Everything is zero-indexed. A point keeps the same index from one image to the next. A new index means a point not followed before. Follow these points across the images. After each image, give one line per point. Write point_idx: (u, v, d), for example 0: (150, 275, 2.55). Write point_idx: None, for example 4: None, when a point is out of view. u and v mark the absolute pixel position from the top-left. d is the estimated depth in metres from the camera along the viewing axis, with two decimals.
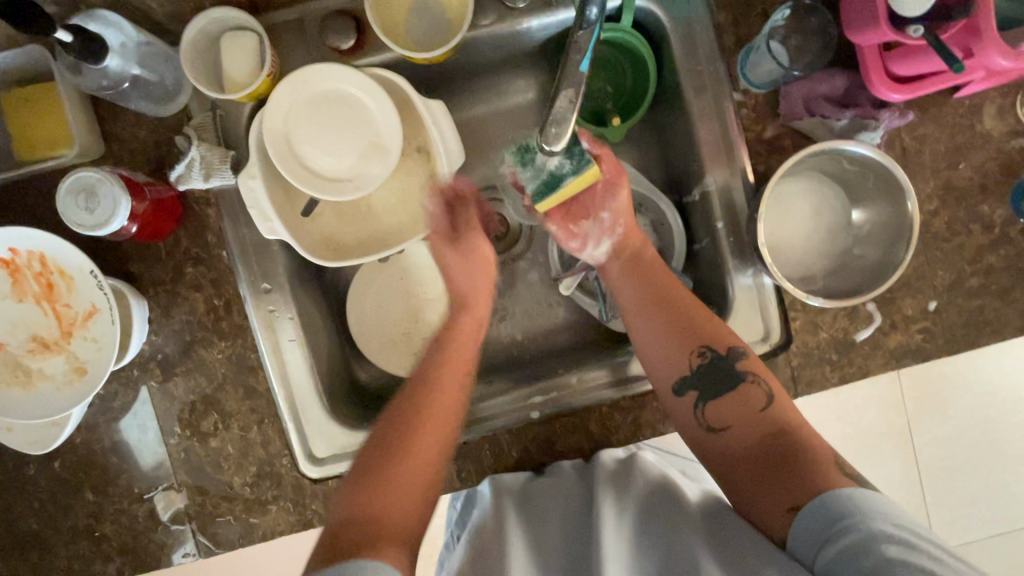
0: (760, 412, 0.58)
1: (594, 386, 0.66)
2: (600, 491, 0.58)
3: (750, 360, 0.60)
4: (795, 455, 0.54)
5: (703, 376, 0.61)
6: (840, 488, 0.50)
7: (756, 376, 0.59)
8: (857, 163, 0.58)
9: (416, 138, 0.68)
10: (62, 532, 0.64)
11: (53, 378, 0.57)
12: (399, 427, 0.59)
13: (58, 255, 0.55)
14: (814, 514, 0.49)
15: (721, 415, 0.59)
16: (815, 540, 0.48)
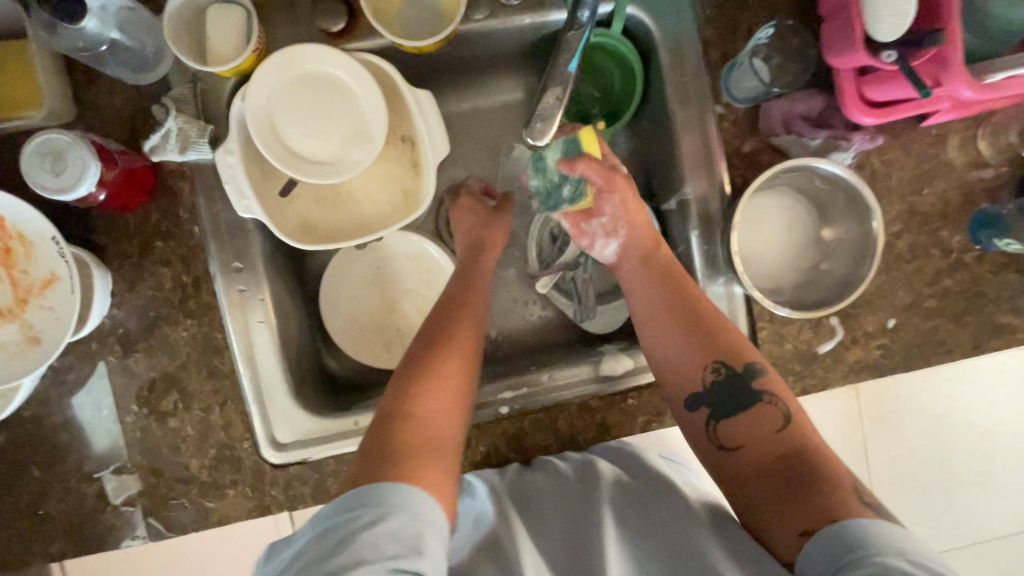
0: (775, 435, 0.54)
1: (576, 383, 0.67)
2: (601, 496, 0.58)
3: (768, 380, 0.58)
4: (809, 475, 0.51)
5: (719, 392, 0.59)
6: (853, 518, 0.46)
7: (773, 397, 0.56)
8: (828, 181, 0.61)
9: (401, 127, 0.67)
10: (1, 511, 0.61)
11: (5, 347, 0.54)
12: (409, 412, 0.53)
13: (19, 219, 0.53)
14: (823, 543, 0.46)
15: (733, 433, 0.56)
16: (825, 565, 0.45)
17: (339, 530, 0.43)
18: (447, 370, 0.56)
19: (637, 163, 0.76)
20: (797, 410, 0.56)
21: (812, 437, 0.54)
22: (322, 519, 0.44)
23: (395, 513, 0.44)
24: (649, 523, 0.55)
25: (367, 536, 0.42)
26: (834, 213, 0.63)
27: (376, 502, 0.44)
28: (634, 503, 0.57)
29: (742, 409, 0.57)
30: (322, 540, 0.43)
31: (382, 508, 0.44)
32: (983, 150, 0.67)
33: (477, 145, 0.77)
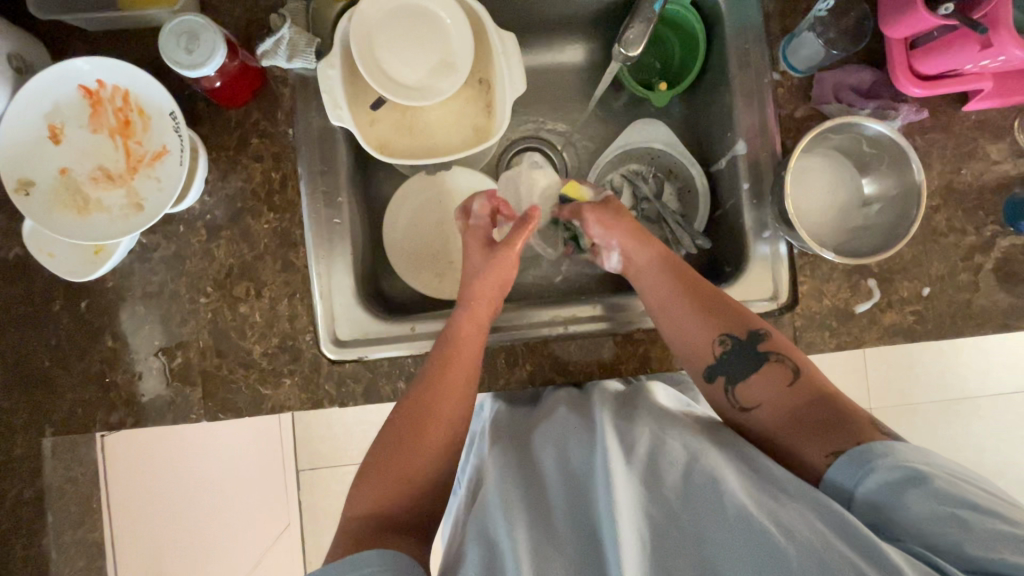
0: (789, 391, 0.55)
1: (586, 322, 0.70)
2: (600, 414, 0.57)
3: (772, 341, 0.59)
4: (826, 414, 0.52)
5: (730, 363, 0.59)
6: (867, 439, 0.49)
7: (779, 354, 0.58)
8: (874, 144, 0.66)
9: (480, 69, 0.73)
10: (72, 374, 0.64)
11: (110, 209, 0.59)
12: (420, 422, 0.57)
13: (144, 95, 0.59)
14: (852, 456, 0.48)
15: (750, 393, 0.57)
16: (855, 475, 0.48)
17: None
18: (444, 408, 0.58)
19: (690, 131, 0.82)
20: (802, 362, 0.57)
21: (823, 378, 0.56)
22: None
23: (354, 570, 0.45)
24: (658, 438, 0.54)
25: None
26: (874, 171, 0.68)
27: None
28: (639, 422, 0.55)
29: (754, 372, 0.57)
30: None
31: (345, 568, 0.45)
32: (1020, 138, 0.72)
33: (542, 102, 0.83)
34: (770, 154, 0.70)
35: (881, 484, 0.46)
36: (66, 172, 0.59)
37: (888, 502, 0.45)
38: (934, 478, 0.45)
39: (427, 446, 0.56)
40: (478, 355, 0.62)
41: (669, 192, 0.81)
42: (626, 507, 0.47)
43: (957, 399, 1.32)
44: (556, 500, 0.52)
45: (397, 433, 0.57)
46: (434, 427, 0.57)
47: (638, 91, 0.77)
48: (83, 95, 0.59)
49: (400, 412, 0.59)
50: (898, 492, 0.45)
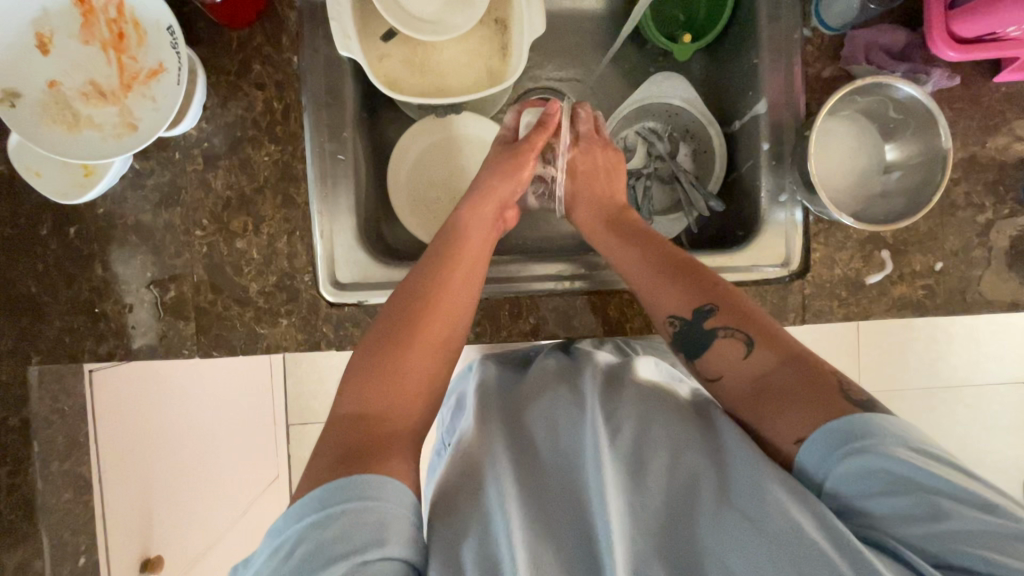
0: (737, 368, 0.53)
1: (591, 279, 0.69)
2: (589, 393, 0.56)
3: (720, 315, 0.56)
4: (784, 390, 0.49)
5: (681, 340, 0.58)
6: (850, 413, 0.46)
7: (731, 328, 0.55)
8: (901, 108, 0.63)
9: (497, 10, 0.70)
10: (61, 301, 0.62)
11: (100, 127, 0.56)
12: (405, 335, 0.57)
13: (140, 6, 0.55)
14: (826, 435, 0.45)
15: (710, 366, 0.55)
16: (823, 457, 0.45)
17: (322, 512, 0.43)
18: (435, 327, 0.58)
19: (710, 90, 0.79)
20: (760, 335, 0.53)
21: (787, 346, 0.52)
22: (281, 532, 0.43)
23: (370, 504, 0.43)
24: (644, 421, 0.53)
25: (340, 525, 0.42)
26: (899, 138, 0.66)
27: (335, 499, 0.43)
28: (625, 403, 0.55)
29: (705, 349, 0.56)
30: (316, 533, 0.42)
31: (362, 494, 0.44)
32: None
33: (558, 49, 0.80)
34: (794, 115, 0.68)
35: (865, 465, 0.42)
36: (55, 86, 0.55)
37: (859, 488, 0.43)
38: (914, 461, 0.42)
39: (411, 364, 0.55)
40: (471, 282, 0.62)
41: (684, 152, 0.79)
42: (615, 492, 0.46)
43: (945, 386, 1.32)
44: (546, 478, 0.50)
45: (386, 344, 0.56)
46: (428, 341, 0.57)
47: (659, 41, 0.74)
48: (74, 3, 0.55)
49: (384, 326, 0.58)
50: (865, 477, 0.42)
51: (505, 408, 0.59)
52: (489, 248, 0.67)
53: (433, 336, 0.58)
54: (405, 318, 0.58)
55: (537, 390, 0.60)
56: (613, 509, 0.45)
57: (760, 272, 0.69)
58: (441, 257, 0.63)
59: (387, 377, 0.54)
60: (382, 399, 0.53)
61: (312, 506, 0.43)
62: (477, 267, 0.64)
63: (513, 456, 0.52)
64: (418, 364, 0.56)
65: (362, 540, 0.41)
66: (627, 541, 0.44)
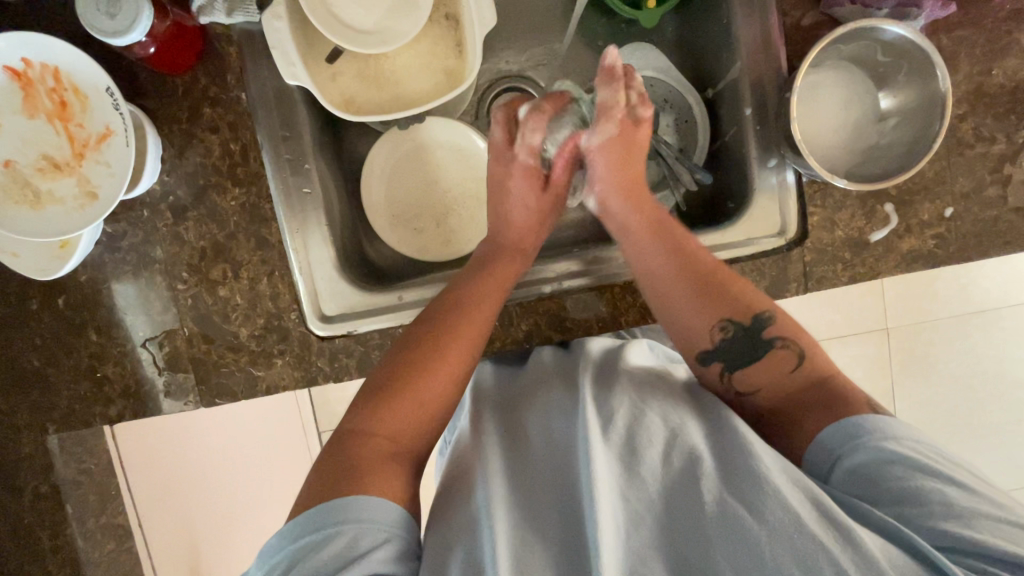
0: (789, 378, 0.54)
1: (584, 275, 0.66)
2: (580, 381, 0.55)
3: (777, 325, 0.56)
4: (830, 396, 0.51)
5: (728, 350, 0.57)
6: (856, 415, 0.49)
7: (785, 341, 0.56)
8: (891, 50, 0.58)
9: (445, 5, 0.67)
10: (63, 371, 0.63)
11: (62, 201, 0.55)
12: (420, 348, 0.57)
13: (75, 70, 0.54)
14: (836, 433, 0.48)
15: (749, 378, 0.56)
16: (845, 446, 0.47)
17: (316, 534, 0.44)
18: (457, 344, 0.57)
19: (685, 53, 0.74)
20: (811, 350, 0.55)
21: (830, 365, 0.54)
22: (280, 548, 0.45)
23: (365, 527, 0.45)
24: (638, 408, 0.51)
25: (336, 546, 0.44)
26: (892, 82, 0.61)
27: (333, 519, 0.45)
28: (617, 387, 0.54)
29: (757, 358, 0.55)
30: (314, 554, 0.43)
31: (358, 517, 0.45)
32: None
33: (518, 32, 0.75)
34: (775, 72, 0.63)
35: (872, 458, 0.46)
36: (10, 165, 0.55)
37: (876, 474, 0.45)
38: (915, 454, 0.45)
39: (428, 385, 0.55)
40: (496, 296, 0.62)
41: (665, 124, 0.75)
42: (604, 486, 0.45)
43: (981, 310, 1.24)
44: (537, 475, 0.50)
45: (403, 359, 0.56)
46: (449, 358, 0.56)
47: (622, 8, 0.68)
48: (10, 77, 0.54)
49: (404, 342, 0.58)
50: (875, 469, 0.45)
51: (503, 404, 0.59)
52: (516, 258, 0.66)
53: (457, 350, 0.57)
54: (430, 336, 0.57)
55: (533, 391, 0.58)
56: (602, 503, 0.44)
57: (756, 246, 0.65)
58: (471, 280, 0.63)
59: (406, 395, 0.54)
60: (396, 423, 0.53)
61: (308, 524, 0.45)
62: (506, 286, 0.63)
63: (508, 458, 0.51)
64: (434, 384, 0.55)
65: (356, 562, 0.43)
66: (617, 532, 0.44)
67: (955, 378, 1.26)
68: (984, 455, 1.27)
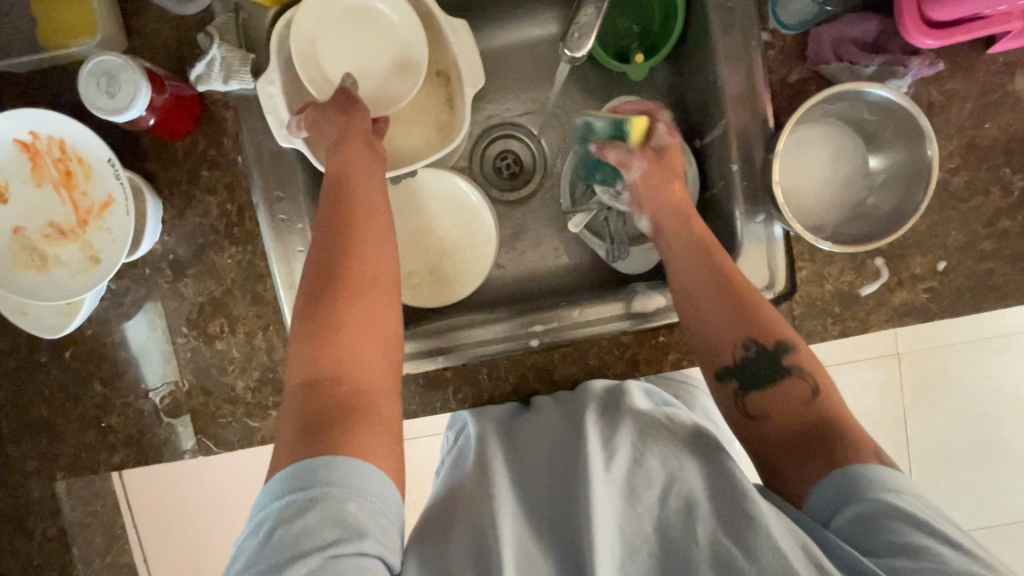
0: (801, 409, 0.53)
1: (589, 321, 0.67)
2: (586, 417, 0.57)
3: (800, 356, 0.56)
4: (832, 439, 0.50)
5: (746, 368, 0.57)
6: (870, 466, 0.47)
7: (801, 371, 0.55)
8: (878, 111, 0.58)
9: (437, 62, 0.69)
10: (70, 421, 0.66)
11: (67, 265, 0.58)
12: (335, 285, 0.53)
13: (79, 142, 0.56)
14: (832, 484, 0.47)
15: (763, 402, 0.55)
16: (834, 501, 0.46)
17: (300, 497, 0.43)
18: (367, 263, 0.55)
19: (676, 102, 0.74)
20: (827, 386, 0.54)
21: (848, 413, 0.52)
22: (265, 505, 0.44)
23: (348, 495, 0.44)
24: (640, 450, 0.52)
25: (316, 513, 0.42)
26: (881, 141, 0.61)
27: (321, 479, 0.44)
28: (620, 425, 0.55)
29: (770, 383, 0.55)
30: (295, 518, 0.42)
31: (341, 483, 0.44)
32: None
33: (511, 83, 0.77)
34: (761, 128, 0.63)
35: (862, 510, 0.44)
36: (20, 231, 0.58)
37: (863, 528, 0.44)
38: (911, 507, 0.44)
39: (355, 317, 0.52)
40: (372, 211, 0.58)
41: None
42: (604, 522, 0.47)
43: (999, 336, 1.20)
44: (541, 508, 0.52)
45: (318, 297, 0.53)
46: (355, 287, 0.53)
47: (610, 63, 0.70)
48: (20, 149, 0.57)
49: (316, 274, 0.54)
50: (865, 521, 0.44)
51: (509, 436, 0.60)
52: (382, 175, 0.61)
53: (363, 277, 0.54)
54: (338, 262, 0.54)
55: (541, 424, 0.60)
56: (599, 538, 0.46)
57: None
58: (330, 206, 0.56)
59: (334, 335, 0.51)
60: (332, 364, 0.50)
61: (319, 475, 0.44)
62: (370, 206, 0.58)
63: (513, 490, 0.53)
64: (360, 315, 0.52)
65: (339, 537, 0.42)
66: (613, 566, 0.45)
67: (969, 405, 1.23)
68: (994, 486, 1.24)
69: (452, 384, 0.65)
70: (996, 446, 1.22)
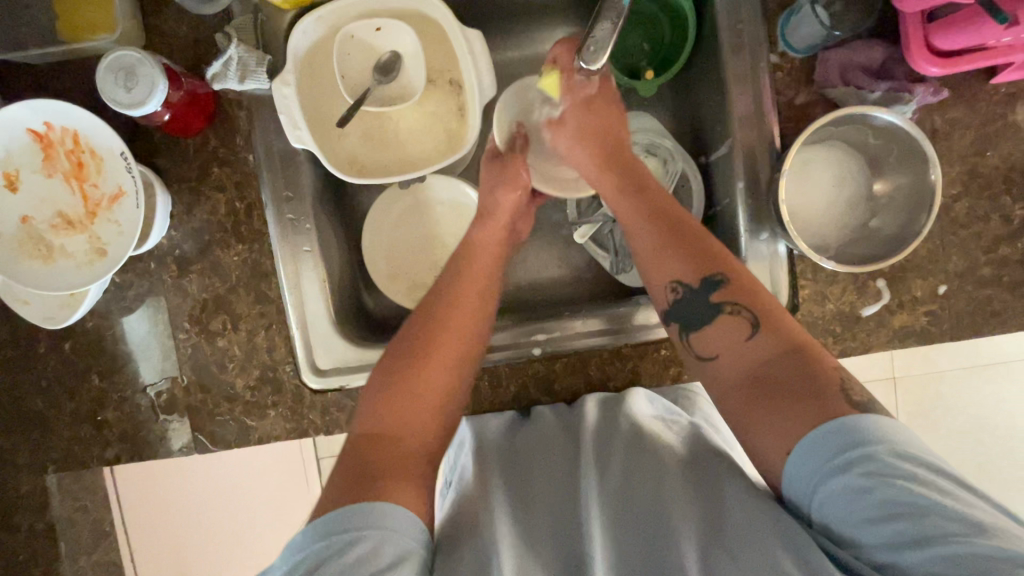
0: (740, 346, 0.50)
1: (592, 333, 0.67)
2: (584, 437, 0.57)
3: (732, 287, 0.52)
4: (774, 380, 0.47)
5: (682, 307, 0.54)
6: (852, 416, 0.43)
7: (737, 307, 0.51)
8: (882, 135, 0.59)
9: (450, 70, 0.68)
10: (66, 414, 0.65)
11: (73, 256, 0.58)
12: (430, 335, 0.58)
13: (92, 135, 0.57)
14: (819, 442, 0.43)
15: (706, 343, 0.52)
16: (823, 465, 0.42)
17: (340, 537, 0.44)
18: (459, 319, 0.60)
19: (683, 119, 0.75)
20: (766, 318, 0.50)
21: (798, 345, 0.48)
22: (305, 545, 0.45)
23: (385, 534, 0.45)
24: (637, 469, 0.53)
25: (356, 553, 0.43)
26: (884, 165, 0.62)
27: (359, 523, 0.45)
28: (617, 443, 0.55)
29: (711, 322, 0.52)
30: (336, 558, 0.43)
31: (376, 523, 0.45)
32: None
33: None
34: (768, 148, 0.64)
35: (860, 479, 0.41)
36: (28, 221, 0.58)
37: (856, 499, 0.41)
38: (911, 473, 0.40)
39: (439, 359, 0.57)
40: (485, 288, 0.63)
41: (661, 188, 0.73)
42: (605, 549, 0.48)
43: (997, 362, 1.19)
44: (538, 528, 0.52)
45: (416, 343, 0.58)
46: (451, 333, 0.58)
47: (620, 78, 0.71)
48: (32, 139, 0.57)
49: (417, 321, 0.60)
50: (860, 489, 0.41)
51: (507, 451, 0.59)
52: (494, 256, 0.67)
53: (461, 334, 0.59)
54: (439, 317, 0.59)
55: (539, 436, 0.59)
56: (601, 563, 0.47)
57: None
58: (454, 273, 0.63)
59: (419, 383, 0.55)
60: (395, 415, 0.53)
61: (353, 520, 0.45)
62: (485, 279, 0.64)
63: (510, 508, 0.53)
64: (445, 357, 0.57)
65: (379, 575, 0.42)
66: None
67: (964, 431, 1.23)
68: None
69: None
70: (989, 473, 1.22)
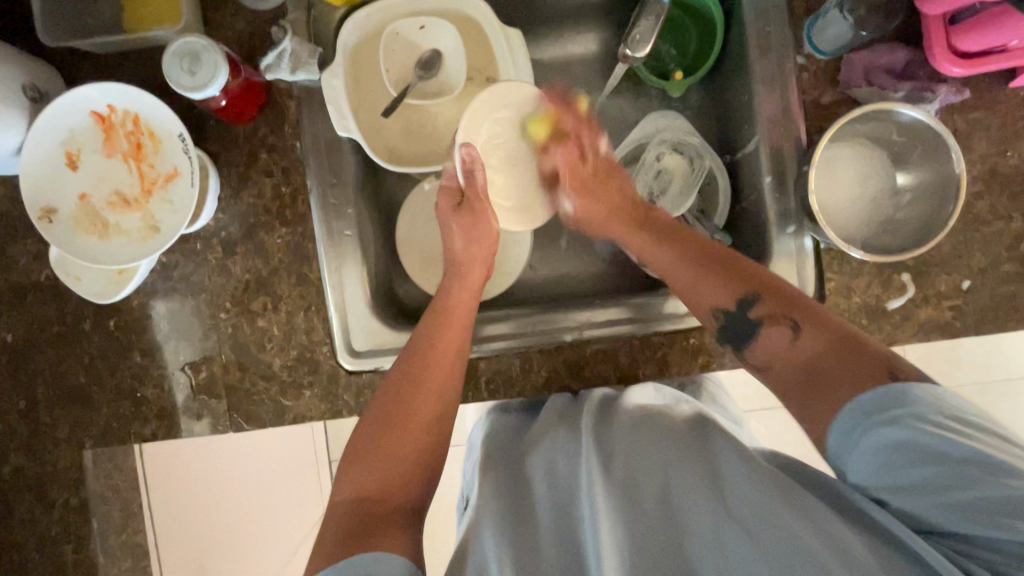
0: (790, 352, 0.53)
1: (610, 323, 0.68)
2: (582, 422, 0.56)
3: (769, 301, 0.57)
4: (828, 371, 0.49)
5: (733, 325, 0.58)
6: (890, 384, 0.44)
7: (780, 316, 0.55)
8: (906, 131, 0.62)
9: (487, 68, 0.71)
10: (107, 390, 0.67)
11: (127, 233, 0.61)
12: (400, 389, 0.58)
13: (152, 118, 0.60)
14: (852, 412, 0.45)
15: (762, 351, 0.56)
16: (854, 432, 0.45)
17: None
18: (433, 369, 0.59)
19: (708, 120, 0.78)
20: (806, 318, 0.54)
21: (837, 329, 0.52)
22: None
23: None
24: (637, 448, 0.51)
25: None
26: (908, 160, 0.64)
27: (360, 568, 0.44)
28: (615, 427, 0.54)
29: (756, 335, 0.56)
30: None
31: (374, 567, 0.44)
32: None
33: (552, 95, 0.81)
34: (794, 145, 0.66)
35: (890, 440, 0.42)
36: (86, 198, 0.61)
37: (892, 463, 0.42)
38: (947, 429, 0.41)
39: (416, 416, 0.57)
40: (459, 340, 0.62)
41: (691, 184, 0.76)
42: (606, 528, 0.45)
43: None
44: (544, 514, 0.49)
45: (391, 395, 0.58)
46: (426, 377, 0.59)
47: (650, 78, 0.74)
48: (95, 121, 0.60)
49: (393, 374, 0.60)
50: (895, 453, 0.42)
51: (512, 450, 0.57)
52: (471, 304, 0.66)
53: (432, 385, 0.58)
54: (413, 365, 0.59)
55: (540, 426, 0.58)
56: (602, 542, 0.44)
57: None
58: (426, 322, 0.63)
59: (389, 452, 0.54)
60: (379, 476, 0.53)
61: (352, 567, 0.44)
62: (458, 324, 0.63)
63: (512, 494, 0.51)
64: (422, 412, 0.57)
65: None
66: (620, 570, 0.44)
67: None
68: None
69: (485, 375, 0.67)
70: None
